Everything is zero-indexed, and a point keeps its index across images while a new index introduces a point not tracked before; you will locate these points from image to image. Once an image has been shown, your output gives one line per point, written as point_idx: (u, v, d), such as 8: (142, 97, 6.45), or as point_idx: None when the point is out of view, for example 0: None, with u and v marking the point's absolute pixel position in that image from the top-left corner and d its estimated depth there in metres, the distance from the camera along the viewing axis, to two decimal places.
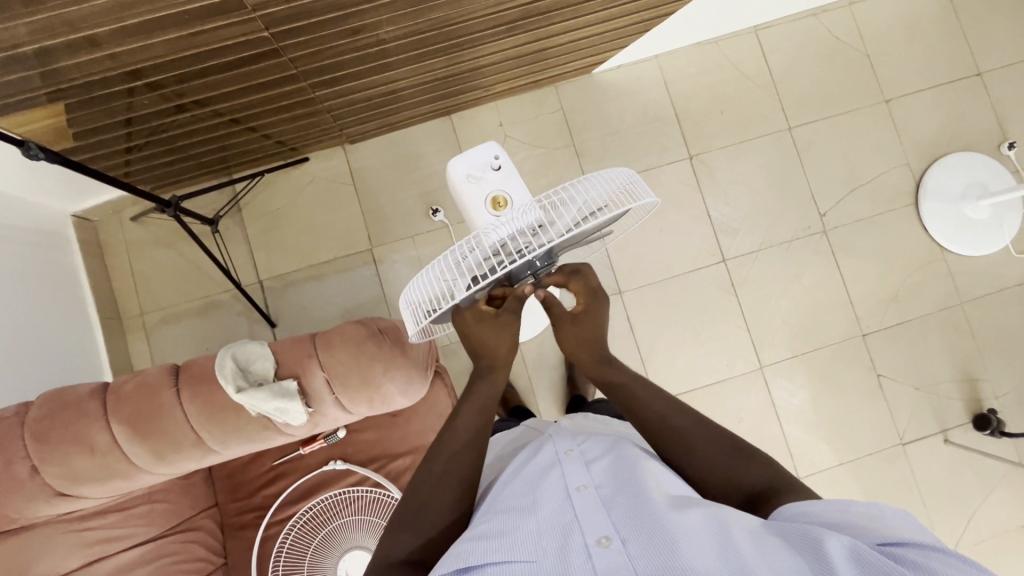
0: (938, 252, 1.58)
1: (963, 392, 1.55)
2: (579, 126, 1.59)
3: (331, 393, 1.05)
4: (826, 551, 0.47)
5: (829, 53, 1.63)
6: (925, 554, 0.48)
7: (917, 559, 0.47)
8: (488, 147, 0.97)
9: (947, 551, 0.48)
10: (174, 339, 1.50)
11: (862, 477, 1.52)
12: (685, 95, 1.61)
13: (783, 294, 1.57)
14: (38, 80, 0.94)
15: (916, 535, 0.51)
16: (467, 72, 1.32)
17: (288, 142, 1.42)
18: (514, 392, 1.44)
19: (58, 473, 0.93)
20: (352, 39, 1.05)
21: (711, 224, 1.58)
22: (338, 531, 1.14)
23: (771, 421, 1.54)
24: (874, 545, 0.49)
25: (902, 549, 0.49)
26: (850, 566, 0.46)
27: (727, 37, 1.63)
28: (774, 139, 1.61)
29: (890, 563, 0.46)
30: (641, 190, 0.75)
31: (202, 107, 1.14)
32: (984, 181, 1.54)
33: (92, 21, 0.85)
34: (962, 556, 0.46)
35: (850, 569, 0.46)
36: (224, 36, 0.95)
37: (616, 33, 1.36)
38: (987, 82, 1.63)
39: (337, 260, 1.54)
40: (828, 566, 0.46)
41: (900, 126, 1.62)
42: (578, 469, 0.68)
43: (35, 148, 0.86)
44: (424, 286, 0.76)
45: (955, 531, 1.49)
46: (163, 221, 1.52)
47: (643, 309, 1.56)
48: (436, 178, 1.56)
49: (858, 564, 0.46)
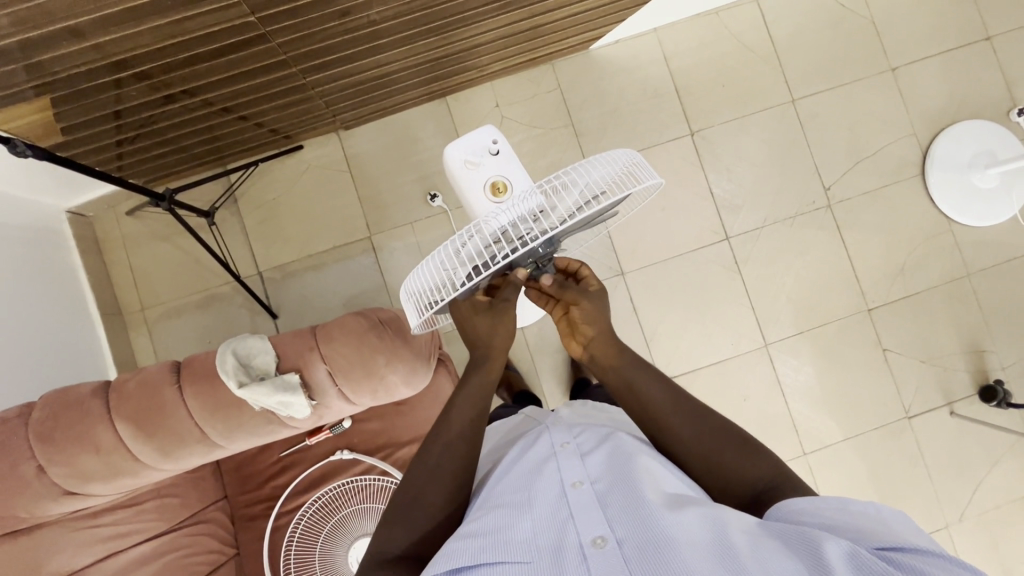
0: (944, 223, 1.56)
1: (969, 364, 1.54)
2: (578, 104, 1.56)
3: (333, 385, 1.04)
4: (824, 557, 0.46)
5: (834, 20, 1.58)
6: (923, 558, 0.47)
7: (916, 563, 0.46)
8: (486, 131, 0.94)
9: (947, 557, 0.47)
10: (176, 333, 1.50)
11: (867, 453, 1.53)
12: (686, 69, 1.57)
13: (788, 271, 1.55)
14: (23, 74, 0.92)
15: (913, 538, 0.50)
16: (461, 52, 1.29)
17: (281, 130, 1.40)
18: (517, 376, 1.44)
19: (65, 473, 0.94)
20: (341, 21, 1.02)
21: (713, 202, 1.56)
22: (347, 520, 1.15)
23: (776, 399, 1.54)
24: (871, 549, 0.48)
25: (900, 553, 0.48)
26: (848, 571, 0.45)
27: (727, 8, 1.58)
28: (777, 112, 1.58)
29: (888, 567, 0.45)
30: (646, 171, 0.73)
31: (190, 97, 1.11)
32: (992, 149, 1.51)
33: (73, 11, 0.82)
34: (961, 563, 0.46)
35: (848, 572, 0.45)
36: (210, 22, 0.92)
37: (615, 6, 1.32)
38: (996, 46, 1.59)
39: (336, 249, 1.52)
40: (826, 571, 0.45)
41: (906, 95, 1.58)
42: (574, 462, 0.68)
43: (23, 146, 0.83)
44: (423, 277, 0.74)
45: (960, 503, 1.50)
46: (159, 215, 1.51)
47: (646, 290, 1.54)
48: (433, 161, 1.54)
49: (856, 569, 0.45)
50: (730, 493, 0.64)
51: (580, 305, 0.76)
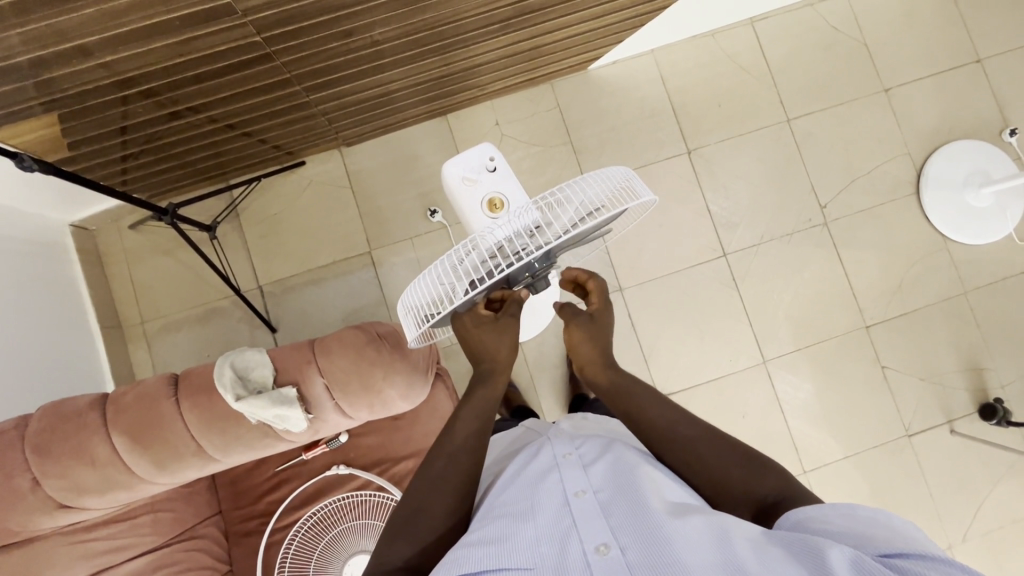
0: (942, 242, 1.57)
1: (968, 382, 1.54)
2: (576, 123, 1.58)
3: (331, 399, 1.04)
4: (827, 564, 0.46)
5: (827, 42, 1.61)
6: (928, 565, 0.46)
7: (920, 570, 0.46)
8: (483, 148, 0.96)
9: (953, 563, 0.46)
10: (174, 346, 1.50)
11: (867, 471, 1.52)
12: (681, 90, 1.60)
13: (786, 288, 1.56)
14: (33, 91, 0.93)
15: (919, 546, 0.49)
16: (463, 71, 1.32)
17: (284, 146, 1.42)
18: (517, 392, 1.44)
19: (60, 486, 0.93)
20: (346, 41, 1.04)
21: (711, 218, 1.57)
22: (343, 536, 1.14)
23: (776, 416, 1.53)
24: (875, 556, 0.48)
25: (904, 560, 0.47)
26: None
27: (723, 30, 1.61)
28: (774, 131, 1.60)
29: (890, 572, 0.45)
30: (641, 189, 0.74)
31: (196, 113, 1.13)
32: (987, 169, 1.53)
33: (82, 31, 0.84)
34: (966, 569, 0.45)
35: None
36: (217, 42, 0.94)
37: (613, 28, 1.35)
38: (987, 68, 1.61)
39: (336, 264, 1.53)
40: None
41: (899, 115, 1.61)
42: (576, 472, 0.68)
43: (29, 160, 0.86)
44: (422, 290, 0.75)
45: (963, 523, 1.49)
46: (161, 229, 1.52)
47: (645, 306, 1.55)
48: (433, 177, 1.56)
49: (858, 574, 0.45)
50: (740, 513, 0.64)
51: (568, 336, 0.79)
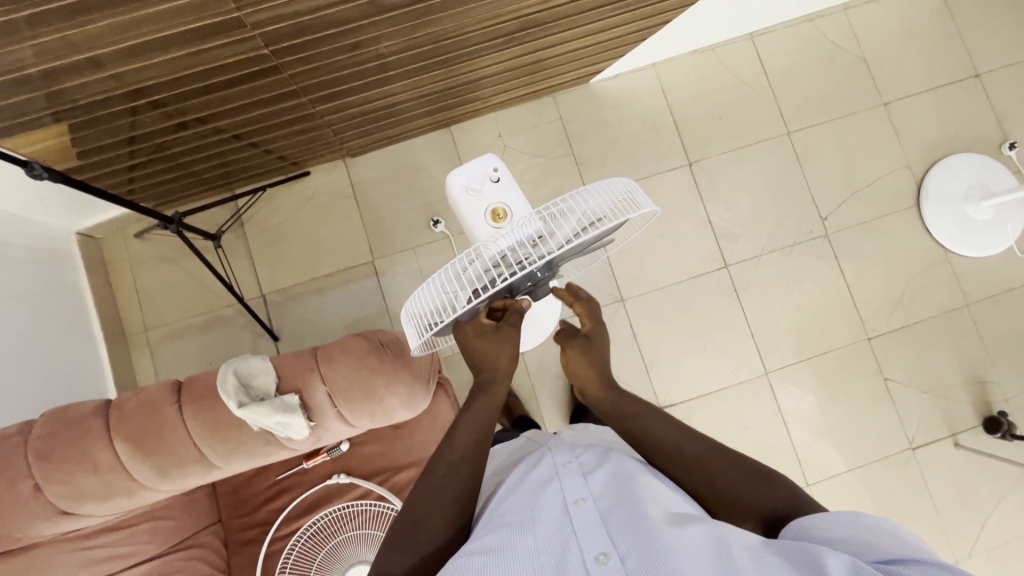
0: (943, 254, 1.57)
1: (972, 395, 1.53)
2: (578, 135, 1.60)
3: (333, 407, 1.04)
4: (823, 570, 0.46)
5: (827, 57, 1.63)
6: (926, 571, 0.46)
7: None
8: (487, 159, 0.97)
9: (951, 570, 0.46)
10: (177, 354, 1.51)
11: (871, 484, 1.51)
12: (682, 102, 1.61)
13: (787, 299, 1.56)
14: (44, 101, 0.95)
15: (918, 553, 0.49)
16: (468, 84, 1.33)
17: (289, 157, 1.44)
18: (518, 402, 1.44)
19: (61, 492, 0.93)
20: (351, 54, 1.06)
21: (711, 229, 1.58)
22: (342, 546, 1.13)
23: (778, 428, 1.53)
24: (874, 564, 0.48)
25: (903, 566, 0.47)
26: None
27: (724, 44, 1.63)
28: (774, 144, 1.61)
29: None
30: (642, 200, 0.74)
31: (203, 124, 1.15)
32: (987, 182, 1.53)
33: (94, 43, 0.86)
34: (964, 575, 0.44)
35: None
36: (225, 54, 0.96)
37: (615, 41, 1.37)
38: (985, 82, 1.63)
39: (340, 273, 1.54)
40: None
41: (899, 129, 1.62)
42: (576, 481, 0.68)
43: (40, 169, 0.86)
44: (424, 298, 0.76)
45: (969, 538, 1.47)
46: (166, 238, 1.53)
47: (647, 316, 1.55)
48: (437, 187, 1.57)
49: None
50: (742, 522, 0.64)
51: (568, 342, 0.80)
